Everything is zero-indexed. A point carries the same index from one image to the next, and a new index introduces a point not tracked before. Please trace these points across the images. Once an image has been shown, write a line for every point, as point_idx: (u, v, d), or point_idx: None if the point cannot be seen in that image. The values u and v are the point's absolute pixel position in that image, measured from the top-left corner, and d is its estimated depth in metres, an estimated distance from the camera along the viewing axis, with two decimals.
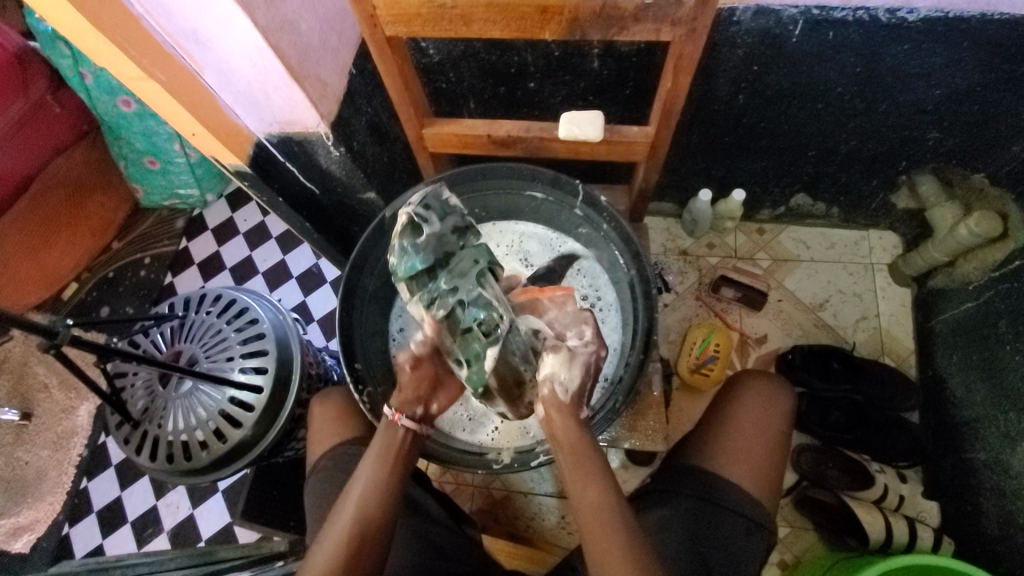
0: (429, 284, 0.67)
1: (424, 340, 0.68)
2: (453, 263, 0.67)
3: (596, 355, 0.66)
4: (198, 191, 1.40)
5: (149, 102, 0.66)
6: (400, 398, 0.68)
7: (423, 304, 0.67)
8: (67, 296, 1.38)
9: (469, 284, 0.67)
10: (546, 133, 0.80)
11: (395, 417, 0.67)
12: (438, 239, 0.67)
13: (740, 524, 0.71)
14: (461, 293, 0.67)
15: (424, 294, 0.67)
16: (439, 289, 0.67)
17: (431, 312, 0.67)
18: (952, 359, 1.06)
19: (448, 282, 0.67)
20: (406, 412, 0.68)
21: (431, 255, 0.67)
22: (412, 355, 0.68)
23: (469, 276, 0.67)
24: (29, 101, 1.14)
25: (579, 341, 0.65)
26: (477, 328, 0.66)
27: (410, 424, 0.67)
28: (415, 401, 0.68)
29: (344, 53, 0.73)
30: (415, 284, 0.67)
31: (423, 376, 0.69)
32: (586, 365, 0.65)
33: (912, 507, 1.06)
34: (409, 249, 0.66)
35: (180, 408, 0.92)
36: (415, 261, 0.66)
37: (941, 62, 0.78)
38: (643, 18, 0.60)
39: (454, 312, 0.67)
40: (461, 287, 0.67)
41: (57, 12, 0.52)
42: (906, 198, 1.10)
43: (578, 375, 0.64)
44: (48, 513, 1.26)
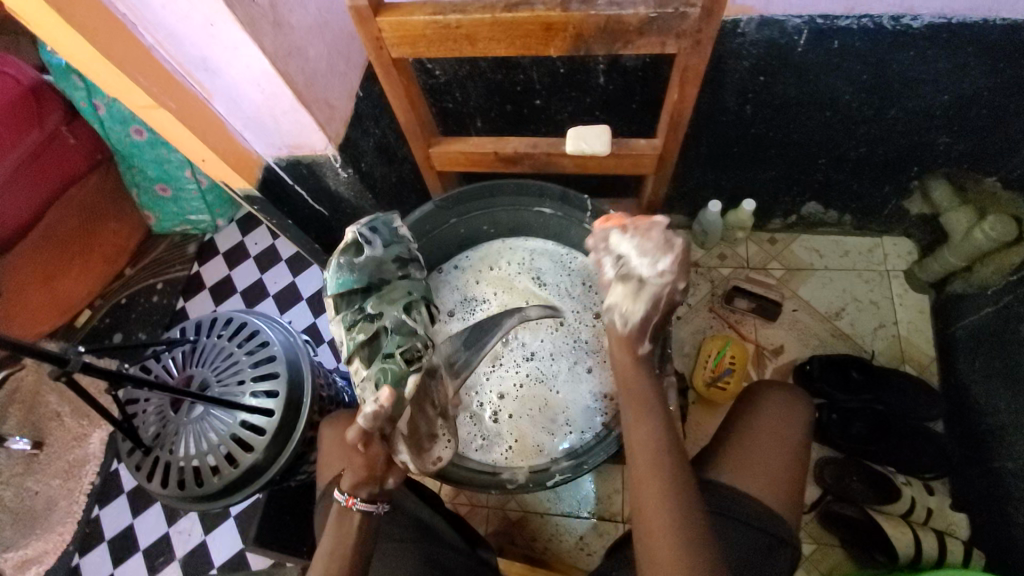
0: (357, 305, 0.72)
1: (368, 422, 0.58)
2: (384, 291, 0.72)
3: (670, 289, 0.66)
4: (209, 217, 1.41)
5: (161, 130, 0.67)
6: (353, 480, 0.60)
7: (345, 322, 0.71)
8: (81, 323, 1.39)
9: (394, 309, 0.71)
10: (553, 149, 0.79)
11: (350, 502, 0.59)
12: (378, 264, 0.73)
13: (762, 540, 0.69)
14: (385, 317, 0.70)
15: (348, 314, 0.71)
16: (365, 311, 0.71)
17: (352, 332, 0.70)
18: (975, 366, 1.03)
19: (376, 306, 0.71)
20: (361, 495, 0.60)
21: (365, 277, 0.73)
22: (359, 436, 0.57)
23: (397, 302, 0.71)
24: (44, 133, 1.16)
25: (653, 272, 0.65)
26: (399, 355, 0.68)
27: (366, 508, 0.59)
28: (370, 484, 0.60)
29: (351, 76, 0.74)
30: (345, 303, 0.72)
31: (374, 457, 0.59)
32: (654, 300, 0.66)
33: (941, 519, 1.01)
34: (346, 267, 0.72)
35: (191, 433, 0.92)
36: (348, 279, 0.72)
37: (948, 67, 0.77)
38: (647, 32, 0.60)
39: (376, 333, 0.70)
40: (386, 311, 0.71)
41: (68, 43, 0.53)
42: (920, 204, 1.09)
43: (641, 309, 0.66)
44: (59, 543, 1.25)
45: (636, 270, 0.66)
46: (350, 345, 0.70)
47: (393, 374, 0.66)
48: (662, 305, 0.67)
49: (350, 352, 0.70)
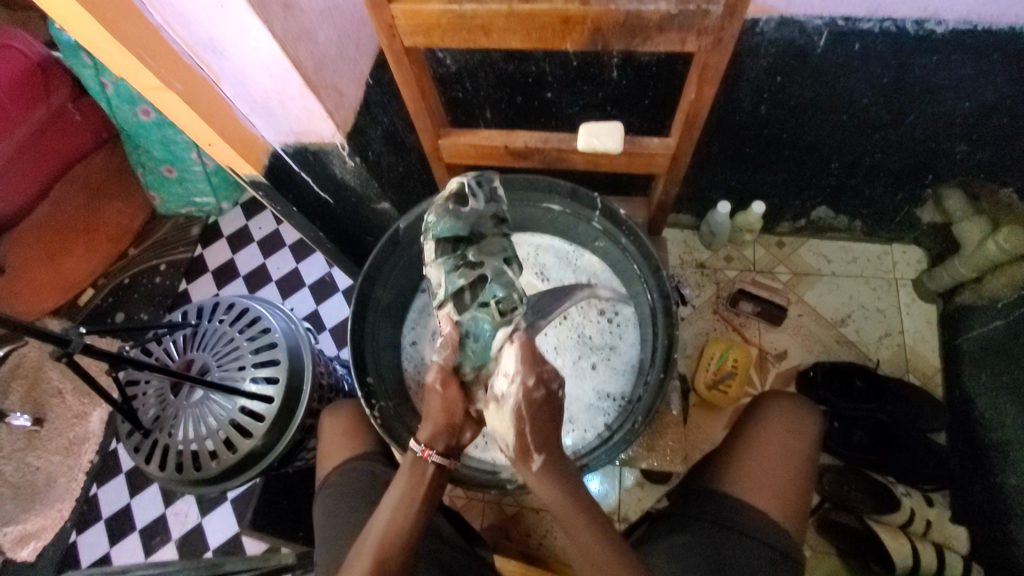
0: (457, 253, 0.63)
1: (444, 354, 0.62)
2: (483, 243, 0.64)
3: (530, 394, 0.58)
4: (214, 200, 1.41)
5: (167, 112, 0.66)
6: (431, 430, 0.61)
7: (446, 266, 0.63)
8: (84, 301, 1.39)
9: (497, 262, 0.63)
10: (563, 145, 0.78)
11: (425, 454, 0.60)
12: (478, 217, 0.64)
13: (764, 553, 0.68)
14: (487, 268, 0.63)
15: (449, 259, 0.63)
16: (466, 258, 0.63)
17: (453, 277, 0.62)
18: (981, 378, 1.02)
19: (477, 255, 0.63)
20: (437, 447, 0.61)
21: (469, 225, 0.64)
22: (437, 370, 0.61)
23: (498, 256, 0.64)
24: (50, 110, 1.15)
25: (507, 383, 0.58)
26: (495, 305, 0.62)
27: (440, 461, 0.60)
28: (445, 436, 0.61)
29: (361, 63, 0.72)
30: (443, 248, 0.63)
31: (451, 404, 0.61)
32: (518, 411, 0.57)
33: (940, 532, 1.01)
34: (449, 213, 0.63)
35: (191, 417, 0.91)
36: (450, 226, 0.63)
37: (970, 74, 0.75)
38: (667, 28, 0.59)
39: (478, 284, 0.62)
40: (488, 263, 0.63)
41: (75, 19, 0.52)
42: (932, 213, 1.08)
43: (511, 428, 0.57)
44: (57, 519, 1.25)
45: (499, 390, 0.59)
46: (448, 290, 0.62)
47: (487, 325, 0.62)
48: (533, 415, 0.58)
49: (443, 300, 0.63)
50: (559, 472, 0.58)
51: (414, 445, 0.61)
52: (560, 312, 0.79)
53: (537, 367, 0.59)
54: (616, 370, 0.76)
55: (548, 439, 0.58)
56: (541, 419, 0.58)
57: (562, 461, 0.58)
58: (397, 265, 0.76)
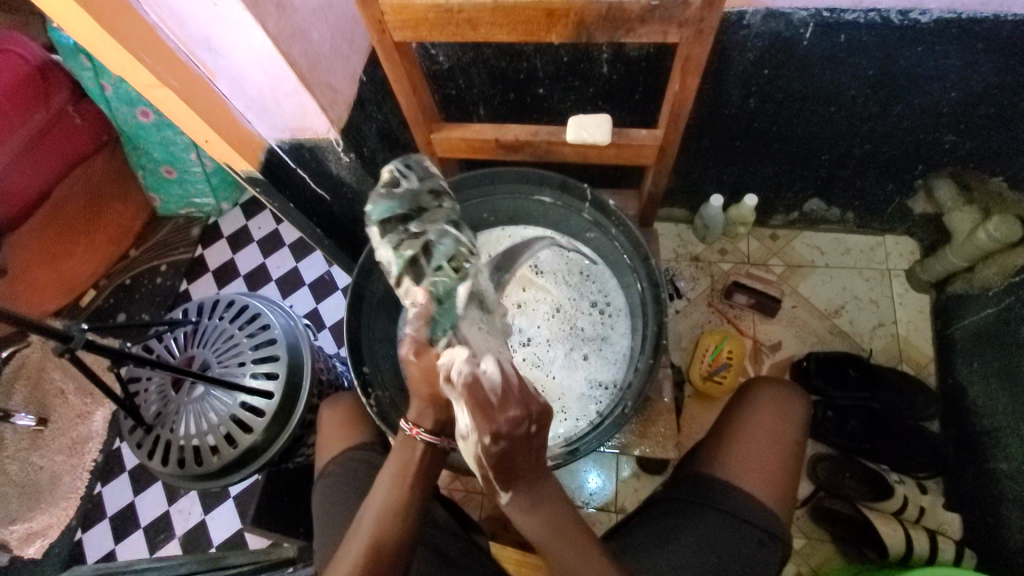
0: (400, 229, 0.65)
1: (415, 328, 0.59)
2: (424, 215, 0.67)
3: (485, 448, 0.52)
4: (213, 200, 1.42)
5: (164, 110, 0.67)
6: (416, 408, 0.59)
7: (391, 245, 0.65)
8: (86, 302, 1.41)
9: (438, 228, 0.67)
10: (553, 137, 0.80)
11: (413, 431, 0.59)
12: (414, 196, 0.67)
13: (751, 534, 0.70)
14: (430, 236, 0.66)
15: (392, 236, 0.65)
16: (408, 232, 0.66)
17: (400, 252, 0.65)
18: (973, 366, 1.03)
19: (418, 224, 0.66)
20: (426, 425, 0.59)
21: (405, 204, 0.66)
22: (414, 345, 0.58)
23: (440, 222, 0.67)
24: (50, 113, 1.17)
25: (466, 428, 0.54)
26: (447, 265, 0.66)
27: (429, 439, 0.58)
28: (433, 411, 0.59)
29: (354, 60, 0.74)
30: (388, 228, 0.65)
31: (428, 371, 0.58)
32: (480, 460, 0.53)
33: (933, 518, 1.02)
34: (385, 195, 0.65)
35: (192, 413, 0.93)
36: (388, 206, 0.65)
37: (955, 63, 0.76)
38: (649, 20, 0.60)
39: (425, 251, 0.66)
40: (429, 230, 0.66)
41: (74, 20, 0.53)
42: (923, 203, 1.09)
43: (476, 468, 0.55)
44: (62, 517, 1.27)
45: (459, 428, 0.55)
46: (399, 266, 0.65)
47: (446, 283, 0.64)
48: (492, 462, 0.53)
49: (397, 274, 0.65)
50: (531, 500, 0.55)
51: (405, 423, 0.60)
52: (553, 302, 0.80)
53: (490, 422, 0.52)
54: (609, 359, 0.77)
55: (520, 477, 0.54)
56: (501, 470, 0.53)
57: (534, 490, 0.54)
58: None
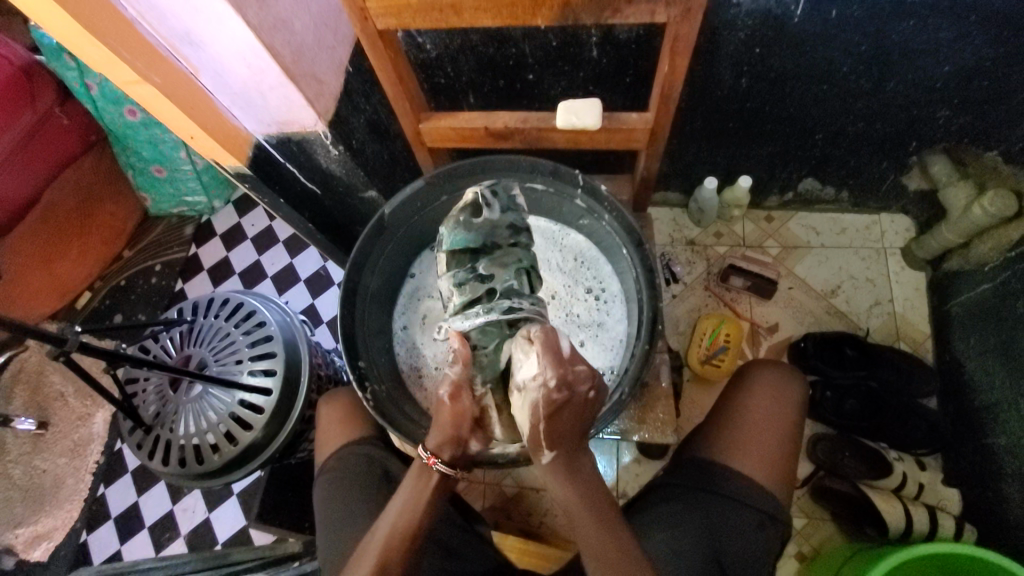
0: (467, 264, 0.66)
1: (456, 369, 0.62)
2: (496, 254, 0.67)
3: (551, 394, 0.56)
4: (205, 198, 1.41)
5: (147, 107, 0.66)
6: (438, 439, 0.61)
7: (455, 280, 0.66)
8: (81, 305, 1.40)
9: (507, 274, 0.66)
10: (543, 124, 0.79)
11: (432, 461, 0.61)
12: (493, 227, 0.67)
13: (752, 517, 0.70)
14: (495, 283, 0.66)
15: (459, 272, 0.66)
16: (475, 271, 0.66)
17: (462, 290, 0.65)
18: (970, 342, 1.04)
19: (487, 267, 0.66)
20: (443, 455, 0.61)
21: (479, 237, 0.67)
22: (448, 386, 0.62)
23: (509, 268, 0.66)
24: (37, 114, 1.14)
25: (530, 377, 0.57)
26: (470, 283, 0.65)
27: (444, 469, 0.61)
28: (453, 446, 0.61)
29: (339, 50, 0.72)
30: (456, 260, 0.66)
31: (461, 411, 0.61)
32: (537, 409, 0.56)
33: (931, 495, 1.02)
34: (462, 225, 0.66)
35: (191, 412, 0.93)
36: (458, 237, 0.66)
37: (950, 36, 0.75)
38: (635, 0, 0.59)
39: (488, 293, 0.65)
40: (497, 276, 0.66)
41: (48, 16, 0.51)
42: (918, 180, 1.08)
43: (525, 417, 0.58)
44: (67, 519, 1.27)
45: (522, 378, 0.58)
46: (457, 303, 0.65)
47: (495, 336, 0.63)
48: (548, 411, 0.56)
49: (454, 311, 0.65)
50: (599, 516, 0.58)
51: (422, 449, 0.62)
52: (548, 290, 0.80)
53: (563, 368, 0.57)
54: (606, 346, 0.77)
55: (563, 438, 0.57)
56: (560, 418, 0.57)
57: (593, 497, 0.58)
58: (384, 252, 0.77)
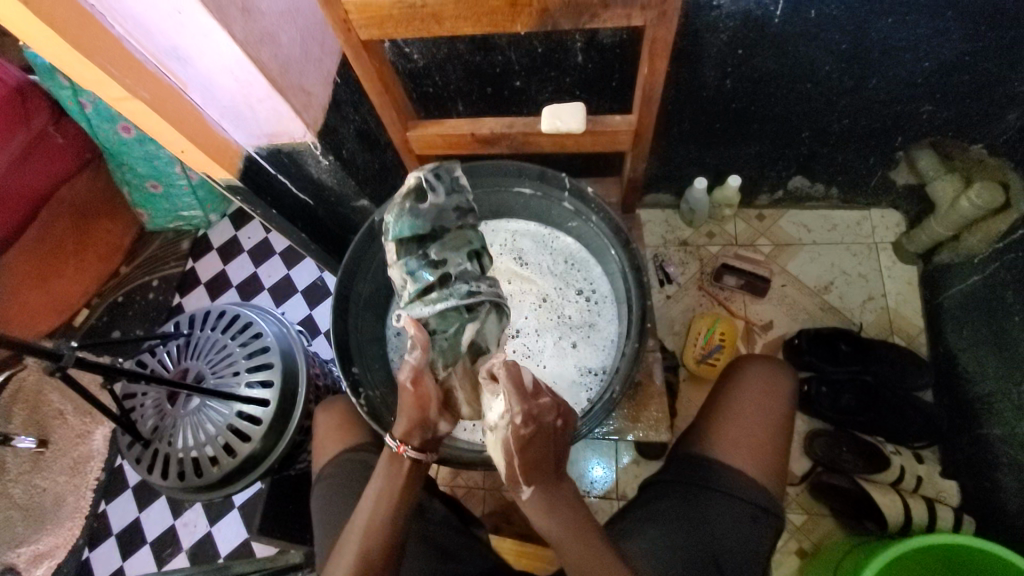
0: (417, 251, 0.67)
1: (416, 355, 0.60)
2: (447, 238, 0.68)
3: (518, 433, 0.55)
4: (201, 213, 1.42)
5: (137, 122, 0.67)
6: (405, 426, 0.62)
7: (408, 269, 0.66)
8: (79, 322, 1.40)
9: (460, 257, 0.67)
10: (529, 128, 0.80)
11: (401, 448, 0.62)
12: (439, 212, 0.68)
13: (746, 510, 0.71)
14: (450, 266, 0.67)
15: (411, 259, 0.66)
16: (429, 257, 0.67)
17: (416, 278, 0.66)
18: (962, 334, 1.04)
19: (439, 252, 0.67)
20: (413, 442, 0.62)
21: (429, 223, 0.67)
22: (411, 372, 0.60)
23: (461, 250, 0.68)
24: (31, 133, 1.16)
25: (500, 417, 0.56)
26: (425, 270, 0.66)
27: (415, 455, 0.63)
28: (421, 429, 0.62)
29: (326, 62, 0.73)
30: (406, 246, 0.66)
31: (423, 396, 0.61)
32: (507, 445, 0.56)
33: (931, 488, 1.03)
34: (408, 211, 0.66)
35: (189, 425, 0.93)
36: (412, 225, 0.66)
37: (929, 32, 0.76)
38: (613, 5, 0.60)
39: (445, 278, 0.66)
40: (450, 258, 0.67)
41: (39, 37, 0.53)
42: (906, 174, 1.09)
43: (500, 458, 0.57)
44: (68, 538, 1.27)
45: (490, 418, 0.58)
46: (412, 291, 0.66)
47: (455, 322, 0.65)
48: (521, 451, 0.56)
49: (410, 299, 0.66)
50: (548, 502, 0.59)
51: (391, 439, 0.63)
52: (539, 293, 0.81)
53: (530, 403, 0.56)
54: (598, 346, 0.77)
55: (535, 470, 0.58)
56: (535, 449, 0.57)
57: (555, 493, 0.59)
58: (375, 258, 0.78)
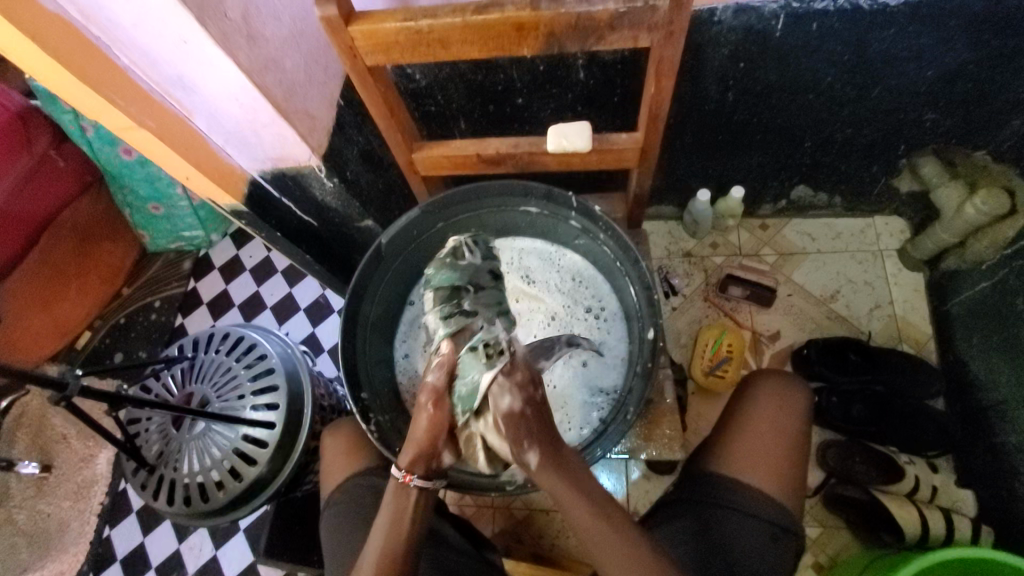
0: (453, 299, 0.66)
1: (435, 378, 0.62)
2: (479, 293, 0.67)
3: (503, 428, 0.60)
4: (202, 233, 1.42)
5: (143, 151, 0.67)
6: (410, 457, 0.64)
7: (441, 313, 0.64)
8: (82, 344, 1.40)
9: (491, 311, 0.65)
10: (534, 147, 0.80)
11: (407, 480, 0.63)
12: (473, 272, 0.67)
13: (765, 529, 0.70)
14: (479, 318, 0.65)
15: (444, 305, 0.65)
16: (461, 307, 0.65)
17: (445, 321, 0.64)
18: (972, 341, 1.03)
19: (472, 304, 0.65)
20: (417, 472, 0.64)
21: (464, 277, 0.67)
22: (428, 394, 0.62)
23: (493, 307, 0.66)
24: (33, 158, 1.16)
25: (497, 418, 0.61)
26: (451, 312, 0.64)
27: (421, 484, 0.64)
28: (425, 460, 0.64)
29: (330, 86, 0.73)
30: (442, 297, 0.66)
31: (437, 426, 0.63)
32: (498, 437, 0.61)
33: (946, 497, 1.02)
34: (447, 265, 0.67)
35: (194, 450, 0.92)
36: (449, 276, 0.66)
37: (931, 42, 0.76)
38: (618, 27, 0.60)
39: (469, 327, 0.64)
40: (481, 312, 0.65)
41: (47, 72, 0.53)
42: (909, 181, 1.09)
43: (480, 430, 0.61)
44: (72, 564, 1.25)
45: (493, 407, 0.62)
46: (442, 332, 0.64)
47: (473, 367, 0.61)
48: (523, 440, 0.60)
49: (437, 342, 0.64)
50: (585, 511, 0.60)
51: (397, 470, 0.65)
52: (548, 310, 0.80)
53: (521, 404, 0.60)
54: (608, 365, 0.77)
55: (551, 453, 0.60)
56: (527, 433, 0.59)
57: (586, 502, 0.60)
58: (382, 281, 0.77)
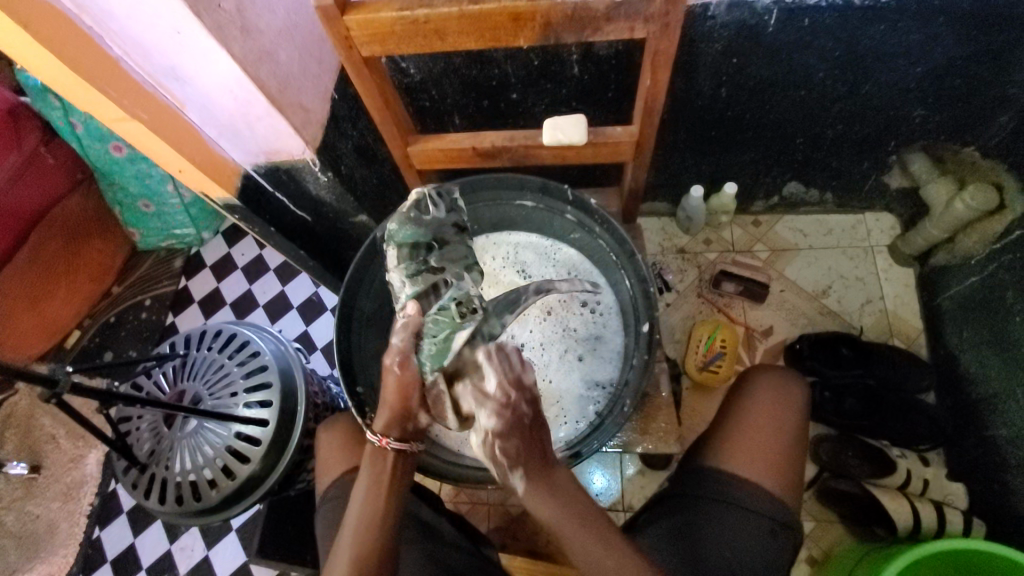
0: (420, 257, 0.66)
1: (402, 340, 0.62)
2: (445, 249, 0.67)
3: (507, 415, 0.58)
4: (194, 231, 1.40)
5: (136, 144, 0.66)
6: (386, 418, 0.64)
7: (408, 271, 0.65)
8: (71, 343, 1.38)
9: (458, 267, 0.67)
10: (530, 141, 0.80)
11: (383, 443, 0.64)
12: (439, 226, 0.68)
13: (763, 524, 0.70)
14: (449, 276, 0.67)
15: (411, 264, 0.65)
16: (427, 264, 0.66)
17: (413, 282, 0.65)
18: (962, 335, 1.05)
19: (438, 261, 0.67)
20: (393, 434, 0.64)
21: (429, 233, 0.67)
22: (398, 356, 0.62)
23: (459, 263, 0.68)
24: (22, 155, 1.15)
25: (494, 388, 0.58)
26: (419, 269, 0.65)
27: (398, 446, 0.64)
28: (399, 421, 0.64)
29: (324, 79, 0.73)
30: (405, 253, 0.65)
31: (405, 385, 0.63)
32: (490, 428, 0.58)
33: (937, 490, 1.04)
34: (411, 219, 0.66)
35: (186, 448, 0.91)
36: (412, 231, 0.66)
37: (921, 37, 0.77)
38: (614, 17, 0.61)
39: (438, 286, 0.66)
40: (448, 268, 0.67)
41: (37, 61, 0.52)
42: (899, 178, 1.10)
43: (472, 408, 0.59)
44: (62, 565, 1.24)
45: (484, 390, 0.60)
46: (409, 293, 0.65)
47: (446, 327, 0.64)
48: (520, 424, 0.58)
49: (404, 301, 0.65)
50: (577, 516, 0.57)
51: (373, 435, 0.65)
52: (543, 305, 0.80)
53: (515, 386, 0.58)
54: (604, 358, 0.77)
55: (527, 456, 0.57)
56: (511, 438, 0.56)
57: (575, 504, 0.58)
58: (377, 276, 0.77)
